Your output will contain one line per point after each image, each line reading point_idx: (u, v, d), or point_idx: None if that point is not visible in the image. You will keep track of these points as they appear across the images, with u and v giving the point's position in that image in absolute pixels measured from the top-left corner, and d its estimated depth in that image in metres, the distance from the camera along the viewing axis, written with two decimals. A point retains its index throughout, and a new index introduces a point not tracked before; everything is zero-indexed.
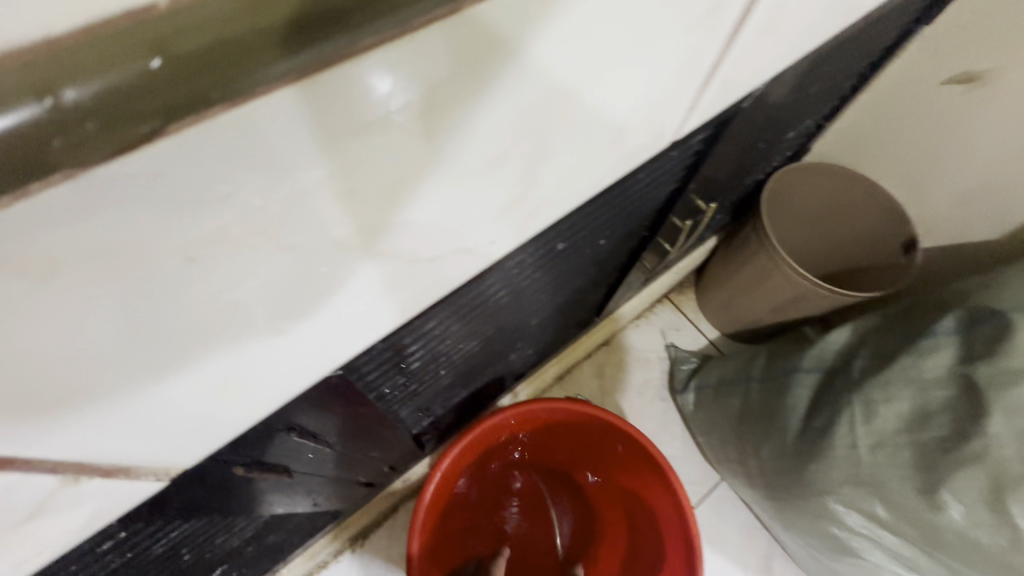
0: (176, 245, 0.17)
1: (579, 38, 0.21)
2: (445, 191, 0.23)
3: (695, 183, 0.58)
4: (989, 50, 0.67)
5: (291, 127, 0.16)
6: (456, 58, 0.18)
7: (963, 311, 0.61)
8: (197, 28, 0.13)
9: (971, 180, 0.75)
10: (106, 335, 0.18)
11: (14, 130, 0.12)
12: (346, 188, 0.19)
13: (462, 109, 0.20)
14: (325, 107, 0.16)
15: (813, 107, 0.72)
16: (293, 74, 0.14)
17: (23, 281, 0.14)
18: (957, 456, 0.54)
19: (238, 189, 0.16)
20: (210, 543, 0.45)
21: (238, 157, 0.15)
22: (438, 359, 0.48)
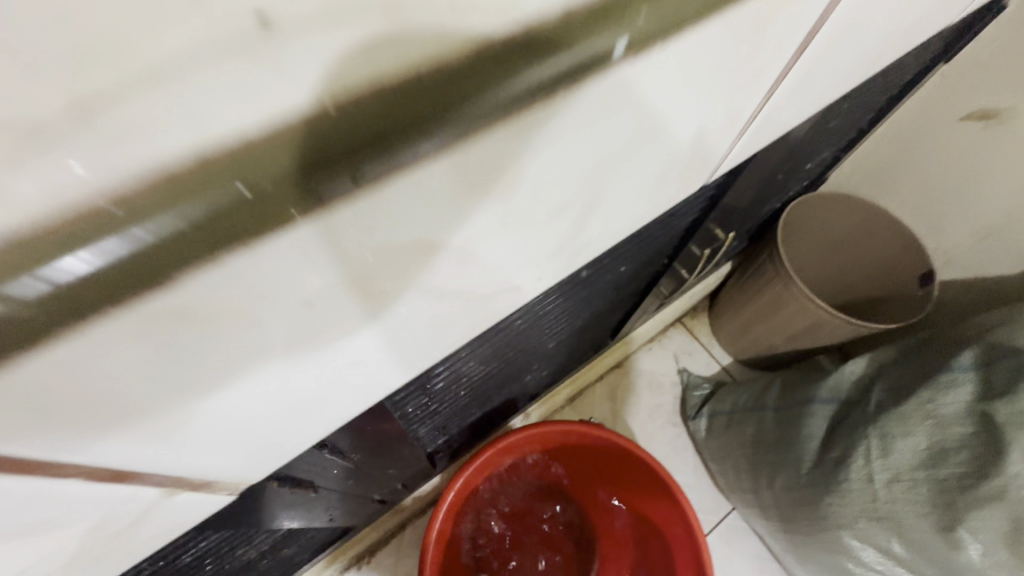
0: (296, 293, 0.18)
1: (649, 102, 0.22)
2: (509, 237, 0.25)
3: (714, 213, 0.59)
4: (1006, 89, 0.68)
5: (411, 192, 0.17)
6: (554, 128, 0.19)
7: (981, 346, 0.60)
8: (372, 115, 0.14)
9: (989, 215, 0.76)
10: (226, 369, 0.20)
11: (221, 209, 0.13)
12: (430, 236, 0.21)
13: (548, 168, 0.21)
14: (442, 173, 0.17)
15: (831, 140, 0.73)
16: (428, 151, 0.16)
17: (183, 327, 0.16)
18: (975, 495, 0.54)
19: (353, 244, 0.18)
20: (231, 553, 0.46)
21: (366, 217, 0.17)
22: (460, 380, 0.49)
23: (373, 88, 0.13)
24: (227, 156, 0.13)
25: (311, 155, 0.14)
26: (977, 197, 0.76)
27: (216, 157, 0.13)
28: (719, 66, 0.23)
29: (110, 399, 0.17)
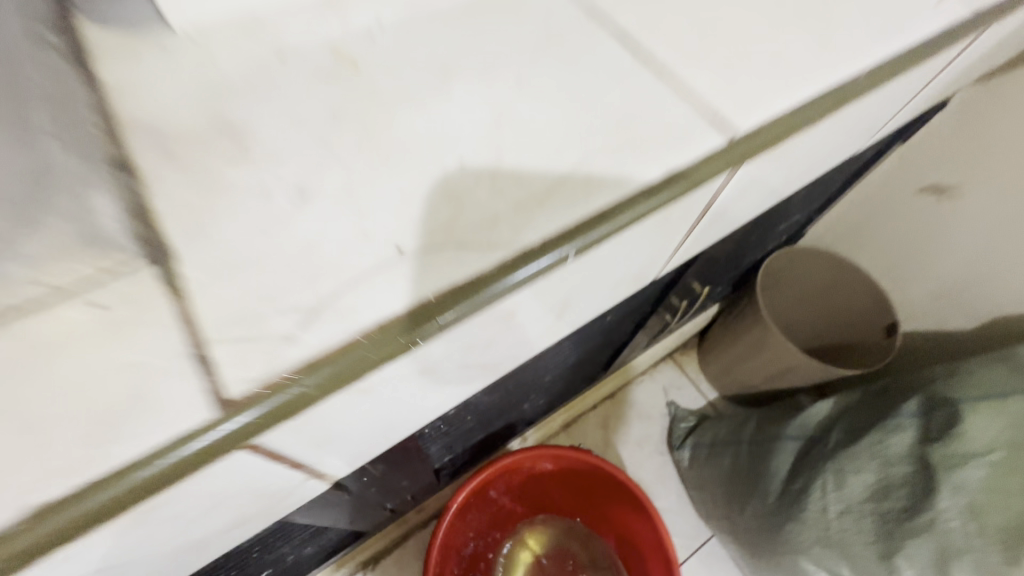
0: (414, 372, 0.27)
1: (639, 240, 0.32)
2: (536, 325, 0.34)
3: (692, 270, 0.68)
4: (956, 170, 0.78)
5: (495, 313, 0.27)
6: (583, 268, 0.29)
7: (925, 394, 0.68)
8: (497, 282, 0.24)
9: (946, 278, 0.85)
10: (366, 417, 0.28)
11: (419, 334, 0.23)
12: (486, 333, 0.30)
13: (570, 286, 0.31)
14: (512, 304, 0.27)
15: (803, 205, 0.82)
16: (504, 293, 0.26)
17: (362, 395, 0.25)
18: (911, 526, 0.62)
19: (450, 344, 0.27)
20: (269, 547, 0.54)
21: (467, 330, 0.27)
22: (468, 407, 0.58)
23: (453, 287, 0.24)
24: (425, 306, 0.23)
25: (459, 300, 0.24)
26: (935, 259, 0.86)
27: (420, 306, 0.23)
28: (691, 212, 0.33)
29: (297, 448, 0.26)
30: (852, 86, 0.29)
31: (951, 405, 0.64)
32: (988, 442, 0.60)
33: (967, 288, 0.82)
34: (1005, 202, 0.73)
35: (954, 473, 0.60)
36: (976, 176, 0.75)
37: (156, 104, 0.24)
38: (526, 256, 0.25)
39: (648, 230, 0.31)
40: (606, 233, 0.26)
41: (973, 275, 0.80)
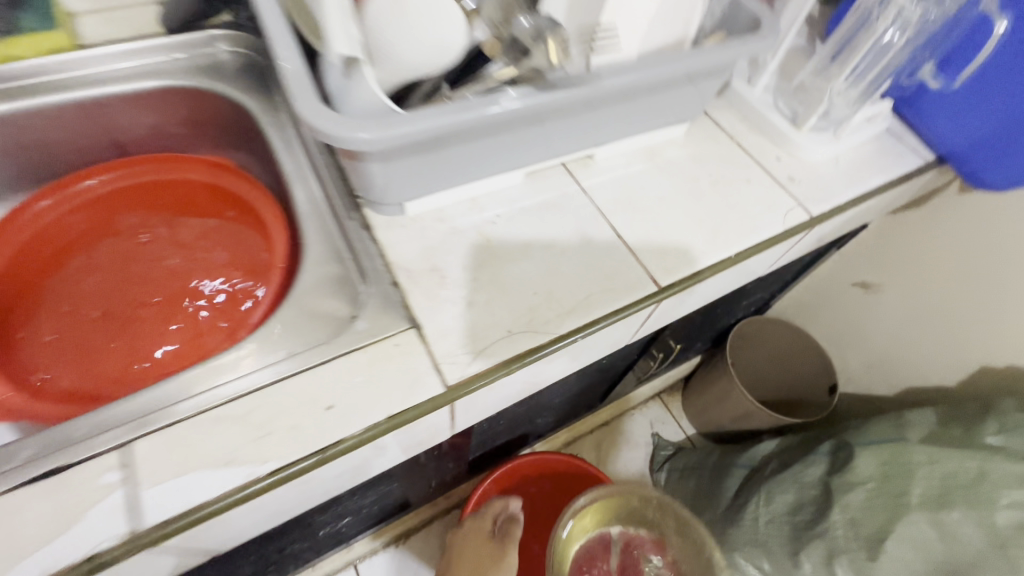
0: (508, 390, 0.51)
1: (635, 328, 0.57)
2: (566, 370, 0.59)
3: (668, 333, 0.94)
4: (878, 273, 1.03)
5: (555, 363, 0.52)
6: (601, 341, 0.54)
7: (837, 440, 0.93)
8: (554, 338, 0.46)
9: (877, 353, 1.09)
10: (479, 411, 0.51)
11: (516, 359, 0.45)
12: (545, 375, 0.55)
13: (591, 351, 0.56)
14: (563, 360, 0.52)
15: (762, 287, 1.08)
16: (562, 354, 0.49)
17: (485, 395, 0.47)
18: (811, 532, 0.85)
19: (527, 380, 0.52)
20: (361, 497, 0.80)
21: (540, 371, 0.51)
22: (502, 415, 0.84)
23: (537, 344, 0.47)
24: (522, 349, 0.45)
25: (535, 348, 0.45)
26: (867, 338, 1.10)
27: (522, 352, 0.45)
28: (661, 315, 0.59)
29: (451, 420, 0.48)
30: (736, 256, 0.55)
31: (848, 447, 0.89)
32: (868, 472, 0.83)
33: (892, 363, 1.06)
34: (910, 300, 0.99)
35: (843, 494, 0.84)
36: (891, 278, 1.01)
37: (396, 244, 0.49)
38: (563, 337, 0.46)
39: (635, 325, 0.56)
40: (610, 320, 0.48)
41: (895, 353, 1.05)
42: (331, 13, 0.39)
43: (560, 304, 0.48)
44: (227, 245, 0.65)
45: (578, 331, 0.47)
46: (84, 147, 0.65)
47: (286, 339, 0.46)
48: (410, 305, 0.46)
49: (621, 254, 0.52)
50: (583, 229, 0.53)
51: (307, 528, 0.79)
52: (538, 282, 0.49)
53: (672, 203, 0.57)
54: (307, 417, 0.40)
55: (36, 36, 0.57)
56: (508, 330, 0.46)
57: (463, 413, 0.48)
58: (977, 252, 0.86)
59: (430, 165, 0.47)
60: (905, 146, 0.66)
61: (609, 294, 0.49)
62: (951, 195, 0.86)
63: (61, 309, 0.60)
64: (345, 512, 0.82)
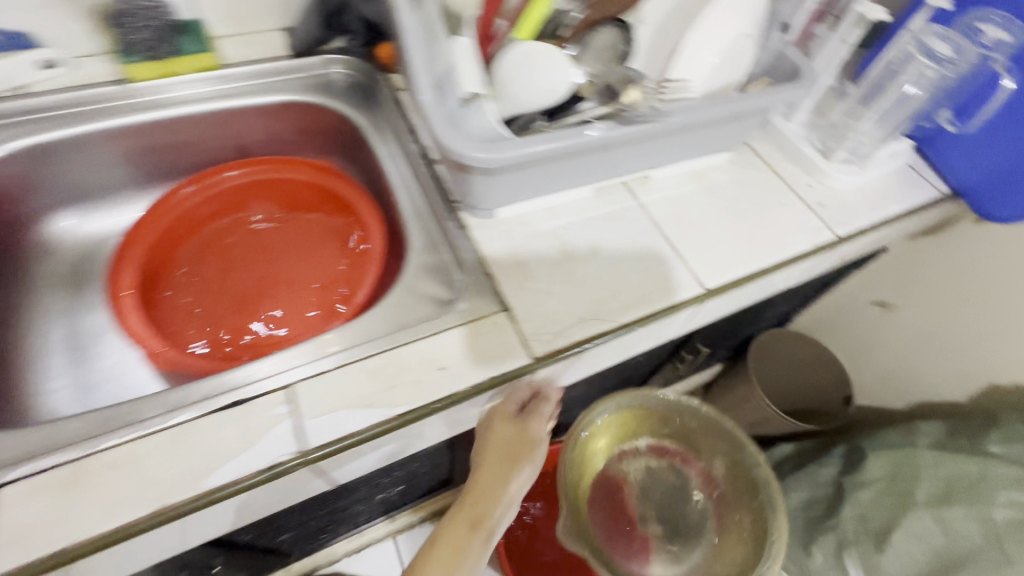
0: (573, 372, 0.60)
1: (680, 326, 0.66)
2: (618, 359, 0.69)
3: (698, 337, 1.03)
4: (896, 293, 1.11)
5: (613, 351, 0.61)
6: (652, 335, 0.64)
7: (849, 444, 1.02)
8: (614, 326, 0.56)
9: (892, 369, 1.16)
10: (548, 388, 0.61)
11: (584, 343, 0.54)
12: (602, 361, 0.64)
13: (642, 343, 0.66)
14: (621, 348, 0.61)
15: (785, 301, 1.16)
16: (623, 343, 0.59)
17: (557, 373, 0.57)
18: (824, 525, 0.94)
19: (589, 364, 0.61)
20: (419, 465, 0.90)
21: (601, 356, 0.60)
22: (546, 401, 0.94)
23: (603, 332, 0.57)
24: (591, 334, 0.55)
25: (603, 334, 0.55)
26: (883, 354, 1.18)
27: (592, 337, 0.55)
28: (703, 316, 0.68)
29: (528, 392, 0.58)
30: (772, 266, 0.64)
31: (861, 451, 0.97)
32: (878, 472, 0.91)
33: (906, 378, 1.13)
34: (925, 320, 1.06)
35: (855, 493, 0.92)
36: (908, 298, 1.09)
37: (488, 243, 0.60)
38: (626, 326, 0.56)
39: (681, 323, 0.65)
40: (666, 315, 0.57)
41: (910, 369, 1.12)
42: (462, 62, 0.51)
43: (624, 298, 0.58)
44: (328, 239, 0.77)
45: (638, 320, 0.57)
46: (215, 150, 0.77)
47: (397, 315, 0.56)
48: (502, 291, 0.57)
49: (674, 261, 0.62)
50: (642, 238, 0.63)
51: (370, 489, 0.90)
52: (605, 280, 0.59)
53: (717, 220, 0.66)
54: (425, 375, 0.51)
55: (192, 57, 0.69)
56: (581, 317, 0.55)
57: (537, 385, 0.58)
58: (988, 278, 0.93)
59: (523, 179, 0.57)
60: (923, 179, 0.74)
61: (664, 293, 0.59)
62: (966, 225, 0.95)
63: (195, 286, 0.72)
64: (403, 479, 0.92)
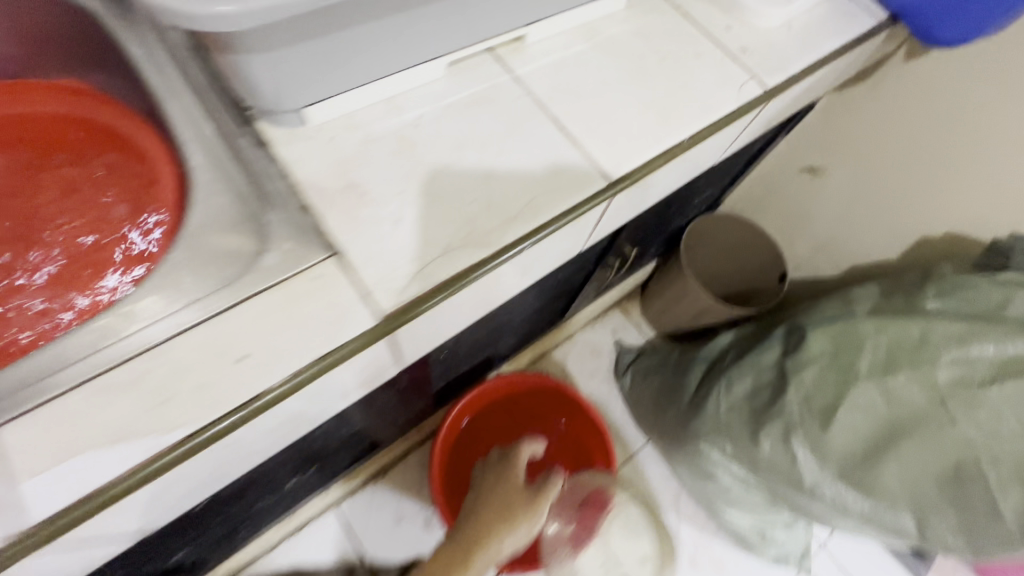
0: (471, 306, 0.46)
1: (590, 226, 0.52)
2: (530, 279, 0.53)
3: (623, 238, 0.89)
4: (825, 155, 1.03)
5: (519, 273, 0.47)
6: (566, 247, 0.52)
7: (788, 325, 0.96)
8: (475, 250, 0.41)
9: (824, 235, 1.12)
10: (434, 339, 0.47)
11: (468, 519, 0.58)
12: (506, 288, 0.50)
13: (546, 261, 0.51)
14: (525, 266, 0.47)
15: (711, 184, 1.04)
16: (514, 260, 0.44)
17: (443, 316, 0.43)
18: (770, 413, 0.87)
19: (488, 295, 0.47)
20: (325, 470, 0.92)
21: (486, 292, 0.46)
22: (460, 342, 0.80)
23: (477, 260, 0.41)
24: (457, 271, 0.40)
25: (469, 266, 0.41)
26: (814, 223, 1.13)
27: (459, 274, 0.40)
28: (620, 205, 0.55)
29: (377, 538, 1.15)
30: (688, 141, 0.50)
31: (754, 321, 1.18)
32: (820, 349, 0.86)
33: (837, 244, 1.10)
34: (859, 176, 0.99)
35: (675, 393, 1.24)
36: (837, 159, 1.01)
37: (306, 160, 0.42)
38: (509, 247, 0.42)
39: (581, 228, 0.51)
40: (558, 224, 0.43)
41: (842, 234, 1.07)
42: None
43: (501, 210, 0.43)
44: (106, 184, 0.57)
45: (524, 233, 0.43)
46: None
47: (166, 289, 0.39)
48: (323, 222, 0.40)
49: (564, 147, 0.47)
50: (520, 125, 0.47)
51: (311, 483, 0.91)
52: (472, 184, 0.44)
53: (616, 85, 0.51)
54: (216, 371, 0.35)
55: None
56: (445, 246, 0.41)
57: (409, 347, 0.45)
58: (921, 122, 0.86)
59: (328, 56, 0.39)
60: (855, 6, 0.62)
61: (552, 195, 0.44)
62: (897, 63, 0.86)
63: None
64: (302, 488, 0.90)
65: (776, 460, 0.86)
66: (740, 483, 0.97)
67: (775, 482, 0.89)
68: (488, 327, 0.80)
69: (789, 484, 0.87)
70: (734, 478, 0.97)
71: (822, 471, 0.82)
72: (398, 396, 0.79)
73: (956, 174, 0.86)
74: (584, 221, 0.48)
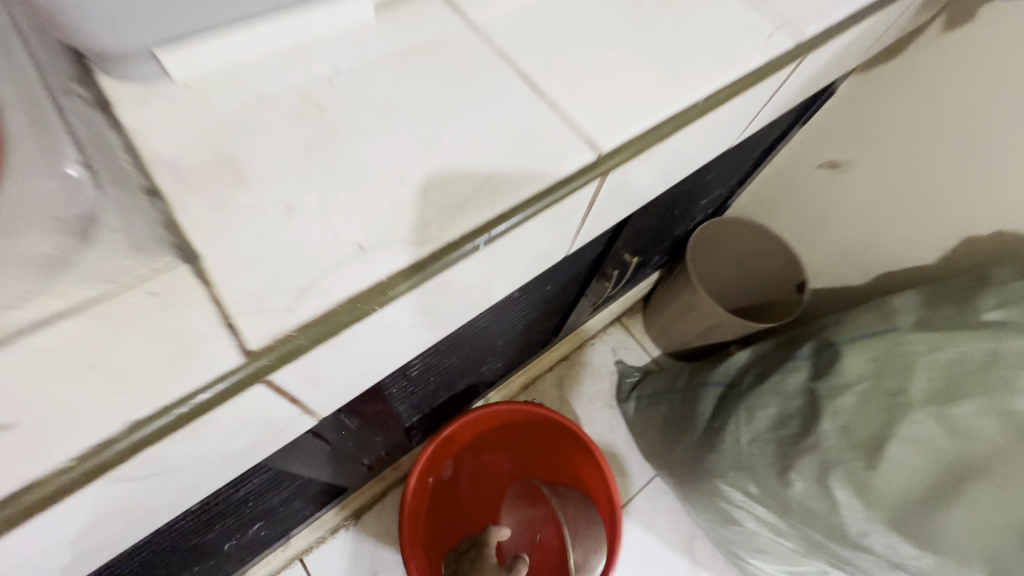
0: (414, 322, 0.36)
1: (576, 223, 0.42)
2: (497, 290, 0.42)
3: (621, 242, 0.77)
4: (850, 146, 0.92)
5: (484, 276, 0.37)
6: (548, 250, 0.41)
7: (817, 342, 0.83)
8: (421, 245, 0.31)
9: (849, 238, 0.99)
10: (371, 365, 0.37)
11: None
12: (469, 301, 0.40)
13: (520, 265, 0.41)
14: (488, 269, 0.36)
15: (718, 182, 0.92)
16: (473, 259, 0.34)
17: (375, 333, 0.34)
18: (801, 446, 0.75)
19: (438, 308, 0.37)
20: (278, 524, 0.79)
21: (438, 303, 0.36)
22: (430, 369, 0.67)
23: (417, 258, 0.31)
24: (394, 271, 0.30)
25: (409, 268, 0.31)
26: (836, 226, 1.00)
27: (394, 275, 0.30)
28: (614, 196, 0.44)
29: None
30: (704, 102, 0.38)
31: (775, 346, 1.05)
32: (859, 370, 0.73)
33: (862, 248, 0.97)
34: (886, 170, 0.88)
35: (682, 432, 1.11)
36: (863, 151, 0.90)
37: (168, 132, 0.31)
38: (461, 243, 0.31)
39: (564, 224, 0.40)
40: (528, 210, 0.33)
41: (869, 236, 0.95)
42: None
43: (436, 200, 0.32)
44: None
45: (463, 233, 0.32)
46: None
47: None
48: (194, 219, 0.29)
49: (535, 107, 0.35)
50: (469, 78, 0.35)
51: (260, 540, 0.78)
52: (406, 162, 0.32)
53: (606, 32, 0.38)
54: None
55: None
56: (359, 243, 0.31)
57: (321, 380, 0.33)
58: (964, 101, 0.74)
59: None
60: None
61: (508, 181, 0.33)
62: (936, 33, 0.74)
63: None
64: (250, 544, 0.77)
65: (811, 504, 0.73)
66: (768, 529, 0.83)
67: (811, 530, 0.76)
68: (461, 348, 0.68)
69: (829, 532, 0.73)
70: (760, 523, 0.84)
71: (870, 519, 0.68)
72: (356, 435, 0.66)
73: (1003, 161, 0.73)
74: (561, 209, 0.36)
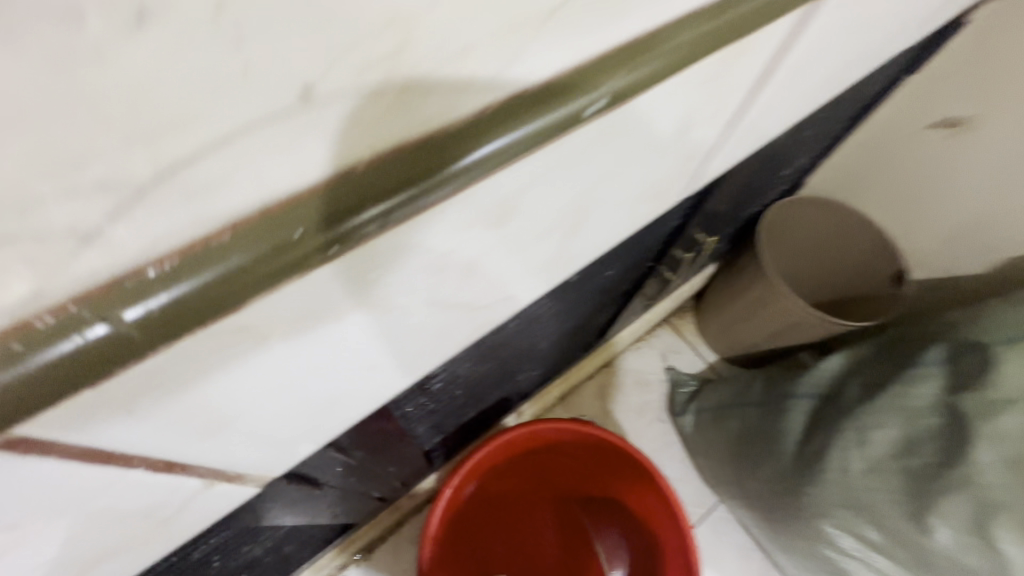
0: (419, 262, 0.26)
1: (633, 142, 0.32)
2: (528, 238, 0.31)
3: (698, 214, 0.60)
4: (976, 97, 0.72)
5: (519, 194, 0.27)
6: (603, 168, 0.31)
7: (950, 343, 0.62)
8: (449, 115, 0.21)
9: (966, 215, 0.78)
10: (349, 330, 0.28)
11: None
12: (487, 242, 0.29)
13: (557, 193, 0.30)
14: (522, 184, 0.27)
15: (807, 146, 0.74)
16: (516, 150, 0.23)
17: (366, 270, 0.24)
18: (945, 482, 0.56)
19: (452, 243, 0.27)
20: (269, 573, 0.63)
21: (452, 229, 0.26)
22: (457, 379, 0.51)
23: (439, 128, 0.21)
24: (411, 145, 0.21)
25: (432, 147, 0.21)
26: (948, 202, 0.80)
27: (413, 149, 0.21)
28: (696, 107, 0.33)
29: None
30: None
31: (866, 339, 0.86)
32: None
33: (988, 225, 0.76)
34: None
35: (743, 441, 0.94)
36: (996, 101, 0.70)
37: None
38: (503, 119, 0.22)
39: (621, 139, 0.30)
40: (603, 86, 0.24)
41: (995, 212, 0.74)
42: None
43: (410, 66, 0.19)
44: None
45: (422, 148, 0.21)
46: None
47: None
48: None
49: None
50: None
51: None
52: None
53: None
54: None
55: None
56: (305, 81, 0.17)
57: (270, 341, 0.24)
58: None
59: None
60: None
61: (500, 53, 0.21)
62: None
63: None
64: None
65: (964, 559, 0.56)
66: None
67: None
68: (499, 351, 0.52)
69: None
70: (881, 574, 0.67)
71: None
72: (360, 468, 0.50)
73: None
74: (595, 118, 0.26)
